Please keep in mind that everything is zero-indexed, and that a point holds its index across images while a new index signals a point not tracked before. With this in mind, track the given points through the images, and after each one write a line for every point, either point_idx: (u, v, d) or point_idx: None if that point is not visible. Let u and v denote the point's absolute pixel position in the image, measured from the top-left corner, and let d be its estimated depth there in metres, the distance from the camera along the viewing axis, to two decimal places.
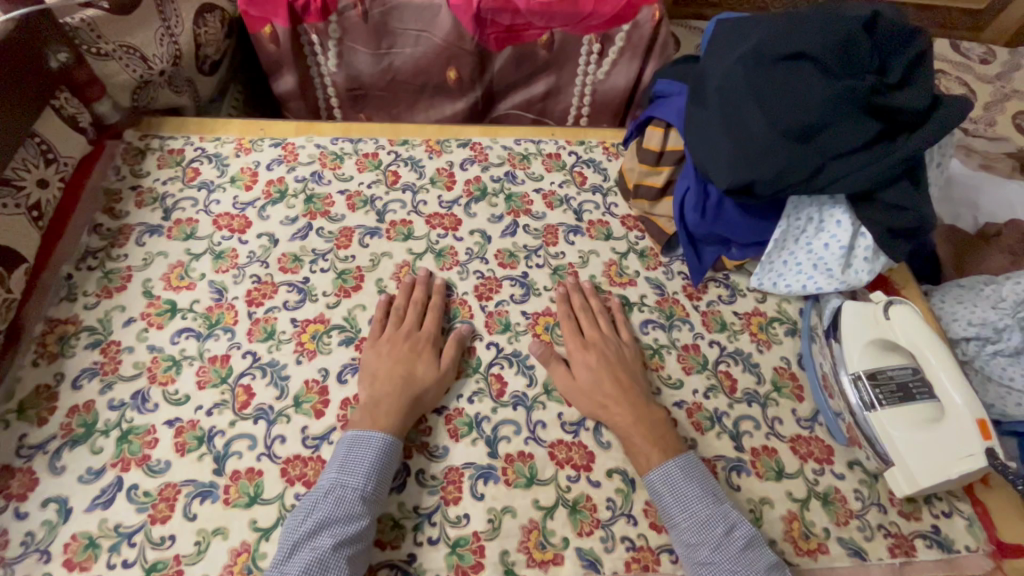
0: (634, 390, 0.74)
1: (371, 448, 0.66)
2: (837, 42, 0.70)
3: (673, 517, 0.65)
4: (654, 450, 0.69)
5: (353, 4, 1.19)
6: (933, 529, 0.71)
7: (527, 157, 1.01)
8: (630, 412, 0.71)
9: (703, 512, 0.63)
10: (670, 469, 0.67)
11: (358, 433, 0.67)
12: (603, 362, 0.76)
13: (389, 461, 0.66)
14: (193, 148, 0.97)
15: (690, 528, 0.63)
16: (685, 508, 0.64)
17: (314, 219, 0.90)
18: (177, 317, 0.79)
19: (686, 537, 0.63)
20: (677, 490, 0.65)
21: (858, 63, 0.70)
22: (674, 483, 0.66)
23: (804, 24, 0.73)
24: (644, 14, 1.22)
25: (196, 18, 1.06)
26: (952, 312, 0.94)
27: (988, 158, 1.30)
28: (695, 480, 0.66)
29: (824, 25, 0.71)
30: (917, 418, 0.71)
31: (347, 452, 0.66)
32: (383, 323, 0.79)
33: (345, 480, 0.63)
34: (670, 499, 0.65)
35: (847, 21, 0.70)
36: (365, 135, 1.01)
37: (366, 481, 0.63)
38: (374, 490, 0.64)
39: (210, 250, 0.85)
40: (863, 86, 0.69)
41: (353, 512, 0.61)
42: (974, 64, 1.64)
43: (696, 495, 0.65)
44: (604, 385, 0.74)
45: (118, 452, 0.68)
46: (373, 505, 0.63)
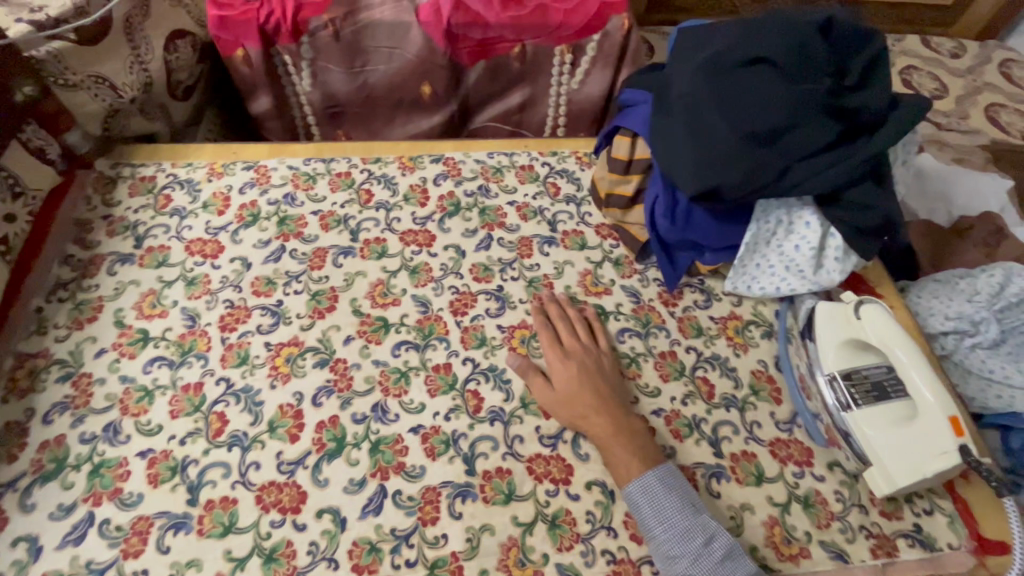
0: (612, 400, 0.73)
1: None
2: (793, 47, 0.71)
3: (652, 529, 0.64)
4: (631, 461, 0.68)
5: (323, 24, 1.19)
6: (915, 528, 0.71)
7: (500, 170, 1.01)
8: (611, 423, 0.71)
9: (682, 525, 0.63)
10: (648, 481, 0.66)
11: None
12: (583, 371, 0.76)
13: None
14: (165, 175, 0.97)
15: (669, 541, 0.63)
16: (664, 520, 0.64)
17: (287, 241, 0.90)
18: (150, 346, 0.78)
19: (665, 549, 0.63)
20: (655, 503, 0.65)
21: (815, 67, 0.71)
22: (652, 495, 0.65)
23: (760, 32, 0.74)
24: (614, 23, 1.23)
25: (166, 44, 1.07)
26: (927, 307, 0.94)
27: (961, 152, 1.32)
28: (673, 492, 0.65)
29: (780, 32, 0.72)
30: (892, 416, 0.70)
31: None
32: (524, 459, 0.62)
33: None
34: (647, 511, 0.65)
35: (802, 26, 0.71)
36: (338, 154, 1.02)
37: None
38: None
39: (183, 277, 0.85)
40: (821, 89, 0.70)
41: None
42: (945, 58, 1.66)
43: (675, 507, 0.64)
44: (584, 396, 0.73)
45: (90, 486, 0.67)
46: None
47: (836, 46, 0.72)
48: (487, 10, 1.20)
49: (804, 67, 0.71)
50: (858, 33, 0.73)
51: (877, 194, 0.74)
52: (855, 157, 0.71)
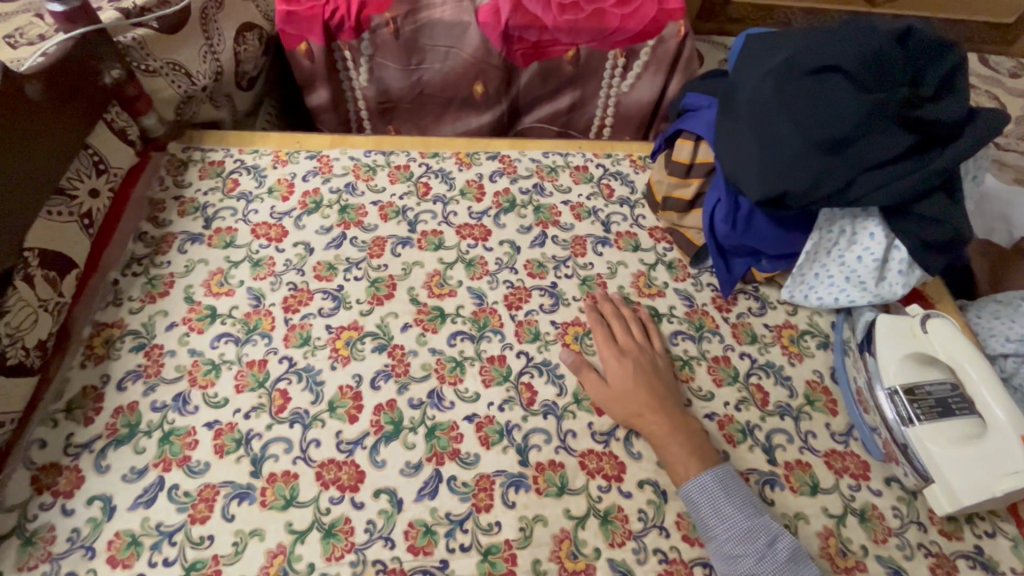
0: (668, 401, 0.73)
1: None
2: (866, 55, 0.70)
3: (712, 529, 0.64)
4: (688, 461, 0.68)
5: (385, 22, 1.23)
6: (976, 549, 0.69)
7: (555, 170, 1.03)
8: (667, 422, 0.71)
9: (744, 526, 0.63)
10: (707, 480, 0.66)
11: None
12: (638, 370, 0.76)
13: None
14: (233, 160, 1.01)
15: (731, 541, 0.63)
16: (724, 520, 0.64)
17: (348, 229, 0.92)
18: (217, 322, 0.81)
19: (727, 549, 0.63)
20: (715, 503, 0.65)
21: (888, 76, 0.71)
22: (712, 495, 0.65)
23: (832, 40, 0.74)
24: (669, 30, 1.24)
25: (235, 35, 1.12)
26: (988, 328, 0.93)
27: (1021, 173, 1.29)
28: (733, 493, 0.65)
29: (854, 39, 0.72)
30: (955, 435, 0.69)
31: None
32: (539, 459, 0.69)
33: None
34: (707, 511, 0.65)
35: (877, 35, 0.71)
36: (397, 148, 1.04)
37: None
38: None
39: (248, 258, 0.88)
40: (895, 99, 0.69)
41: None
42: (1003, 77, 1.62)
43: (736, 507, 0.64)
44: (639, 395, 0.73)
45: (160, 452, 0.70)
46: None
47: (912, 55, 0.71)
48: (545, 13, 1.22)
49: (878, 77, 0.71)
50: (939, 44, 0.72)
51: (947, 208, 0.73)
52: (927, 169, 0.71)
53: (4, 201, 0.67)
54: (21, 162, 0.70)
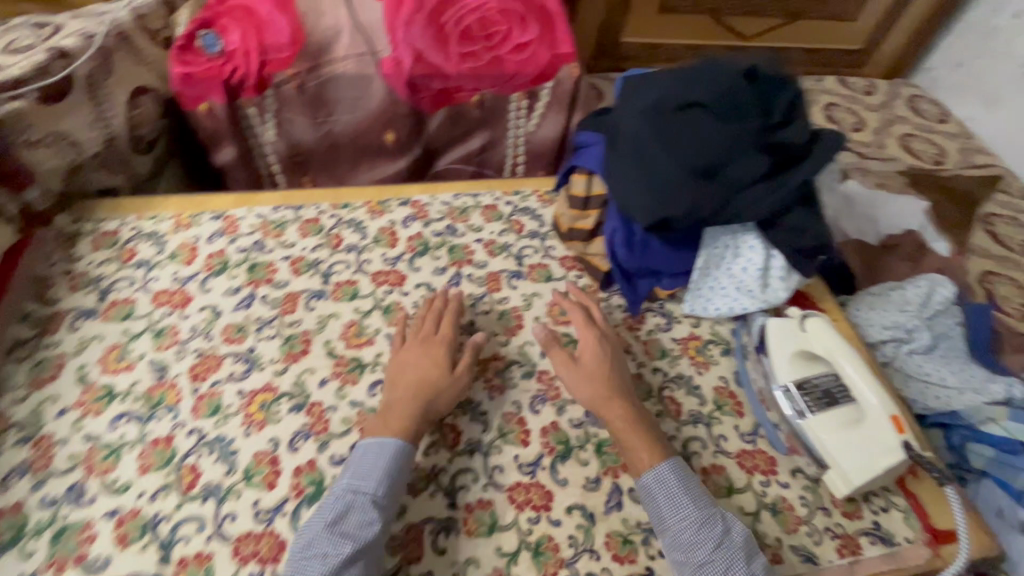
0: (628, 392, 0.78)
1: (392, 458, 0.69)
2: (723, 93, 0.78)
3: (670, 517, 0.67)
4: (647, 451, 0.72)
5: (287, 78, 1.24)
6: (874, 525, 0.75)
7: (466, 211, 1.06)
8: (626, 412, 0.75)
9: (699, 514, 0.66)
10: (664, 472, 0.69)
11: (376, 438, 0.70)
12: (606, 359, 0.80)
13: (406, 461, 0.70)
14: (130, 228, 0.97)
15: (687, 530, 0.65)
16: (684, 509, 0.67)
17: (258, 287, 0.90)
18: (116, 402, 0.76)
19: (682, 535, 0.66)
20: (671, 494, 0.68)
21: (745, 107, 0.79)
22: (668, 485, 0.69)
23: (696, 79, 0.82)
24: (564, 72, 1.33)
25: (130, 100, 1.09)
26: (868, 318, 1.04)
27: (882, 178, 1.46)
28: (688, 485, 0.69)
29: (712, 78, 0.80)
30: (842, 420, 0.76)
31: (357, 459, 0.69)
32: (402, 335, 0.84)
33: (359, 485, 0.67)
34: (664, 501, 0.68)
35: (730, 74, 0.80)
36: (306, 201, 1.04)
37: (378, 487, 0.67)
38: (389, 498, 0.67)
39: (149, 329, 0.84)
40: (751, 128, 0.78)
41: (378, 514, 0.65)
42: (861, 95, 1.85)
43: (691, 498, 0.68)
44: (604, 383, 0.78)
45: (53, 553, 0.65)
46: (386, 508, 0.66)
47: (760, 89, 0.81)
48: (446, 62, 1.27)
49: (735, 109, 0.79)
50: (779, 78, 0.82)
51: (808, 219, 0.82)
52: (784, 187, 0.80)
53: None
54: None
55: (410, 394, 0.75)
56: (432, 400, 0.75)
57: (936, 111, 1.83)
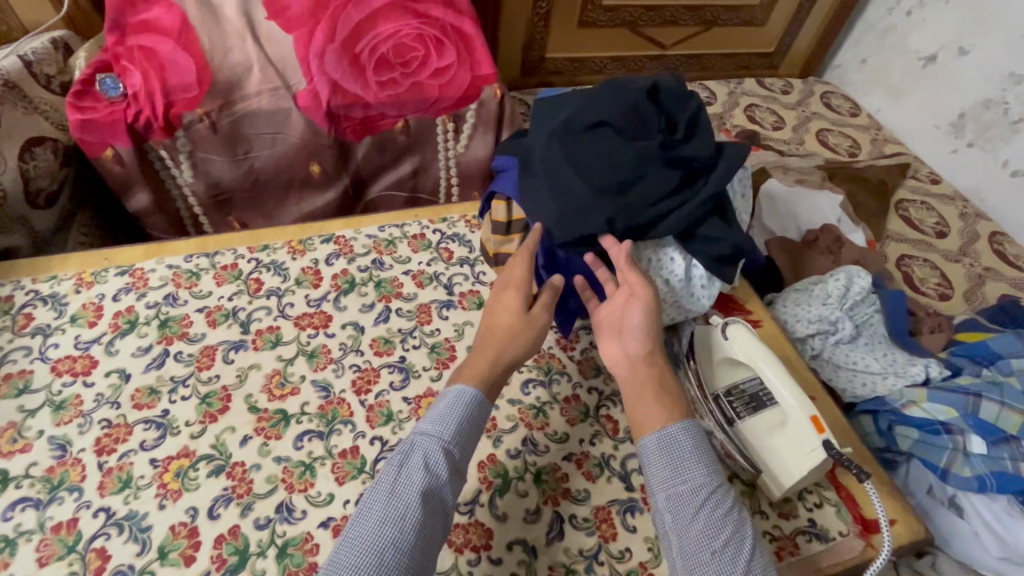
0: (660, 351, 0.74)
1: (473, 408, 0.68)
2: (627, 112, 0.80)
3: (677, 482, 0.61)
4: (663, 412, 0.67)
5: (198, 117, 1.19)
6: (810, 523, 0.77)
7: (393, 242, 1.04)
8: (658, 372, 0.71)
9: (712, 481, 0.61)
10: (679, 436, 0.64)
11: (457, 386, 0.69)
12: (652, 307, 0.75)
13: (479, 415, 0.68)
14: (25, 292, 0.90)
15: (695, 494, 0.60)
16: (694, 474, 0.62)
17: (171, 344, 0.86)
18: (10, 488, 0.70)
19: (689, 495, 0.61)
20: (685, 457, 0.63)
21: (647, 126, 0.81)
22: (685, 446, 0.64)
23: (599, 102, 0.83)
24: (487, 93, 1.34)
25: (21, 153, 1.05)
26: (795, 314, 1.08)
27: (802, 173, 1.53)
28: (703, 451, 0.64)
29: (615, 98, 0.82)
30: (768, 423, 0.78)
31: (445, 402, 0.68)
32: (513, 262, 0.82)
33: (434, 430, 0.65)
34: (674, 463, 0.63)
35: (632, 94, 0.82)
36: (222, 247, 0.99)
37: (452, 434, 0.65)
38: (465, 449, 0.66)
39: (48, 402, 0.78)
40: (654, 144, 0.79)
41: (452, 463, 0.63)
42: (778, 95, 1.94)
43: (705, 463, 0.63)
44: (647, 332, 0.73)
45: None
46: (456, 457, 0.64)
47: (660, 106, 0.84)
48: (365, 91, 1.26)
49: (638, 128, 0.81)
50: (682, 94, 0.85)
51: (721, 228, 0.85)
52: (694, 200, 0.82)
53: None
54: None
55: (489, 342, 0.75)
56: (507, 344, 0.74)
57: (847, 105, 1.93)
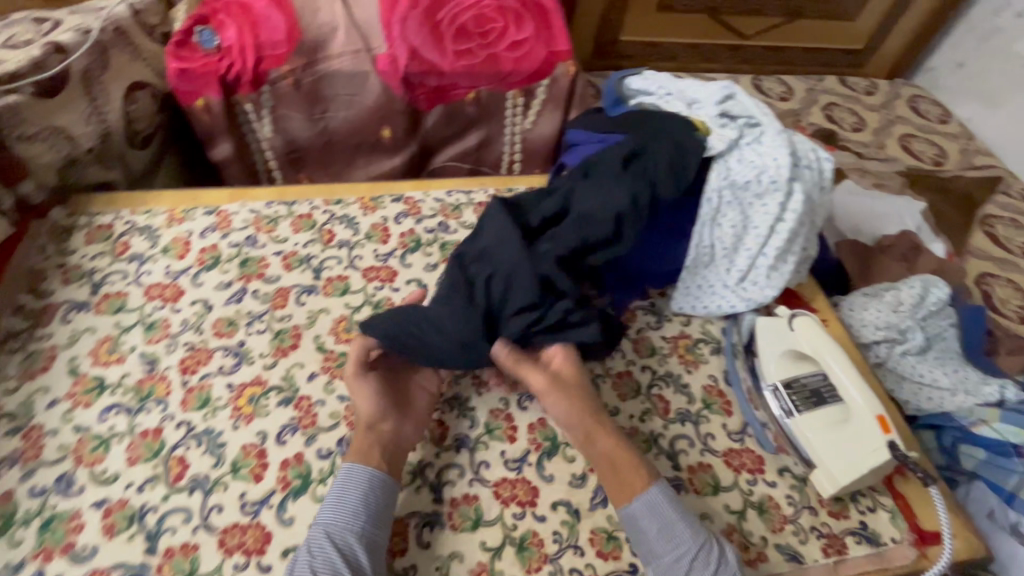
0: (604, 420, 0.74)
1: (371, 489, 0.67)
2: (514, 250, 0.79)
3: (662, 550, 0.65)
4: (638, 477, 0.70)
5: (283, 75, 1.24)
6: (861, 525, 0.75)
7: (459, 208, 1.06)
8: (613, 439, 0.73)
9: (694, 544, 0.65)
10: (657, 500, 0.67)
11: (347, 471, 0.68)
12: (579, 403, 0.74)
13: (375, 495, 0.66)
14: (124, 222, 0.98)
15: (680, 560, 0.64)
16: (675, 542, 0.65)
17: (249, 282, 0.91)
18: (105, 394, 0.77)
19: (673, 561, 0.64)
20: (666, 523, 0.66)
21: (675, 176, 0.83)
22: (662, 513, 0.67)
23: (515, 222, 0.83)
24: (560, 69, 1.33)
25: (125, 95, 1.10)
26: (861, 319, 1.03)
27: (880, 178, 1.46)
28: (681, 511, 0.67)
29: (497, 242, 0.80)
30: (829, 419, 0.77)
31: (335, 491, 0.66)
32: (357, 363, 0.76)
33: (330, 520, 0.64)
34: (658, 533, 0.66)
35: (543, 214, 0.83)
36: (300, 197, 1.04)
37: (347, 521, 0.63)
38: (364, 535, 0.63)
39: (141, 322, 0.85)
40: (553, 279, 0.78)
41: (347, 551, 0.61)
42: (861, 96, 1.84)
43: (685, 524, 0.66)
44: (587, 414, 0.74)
45: (40, 541, 0.65)
46: (353, 545, 0.62)
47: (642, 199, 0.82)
48: (441, 59, 1.27)
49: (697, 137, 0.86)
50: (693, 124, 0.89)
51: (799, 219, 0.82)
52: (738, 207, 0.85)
53: None
54: None
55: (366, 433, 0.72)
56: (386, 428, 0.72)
57: (936, 112, 1.82)
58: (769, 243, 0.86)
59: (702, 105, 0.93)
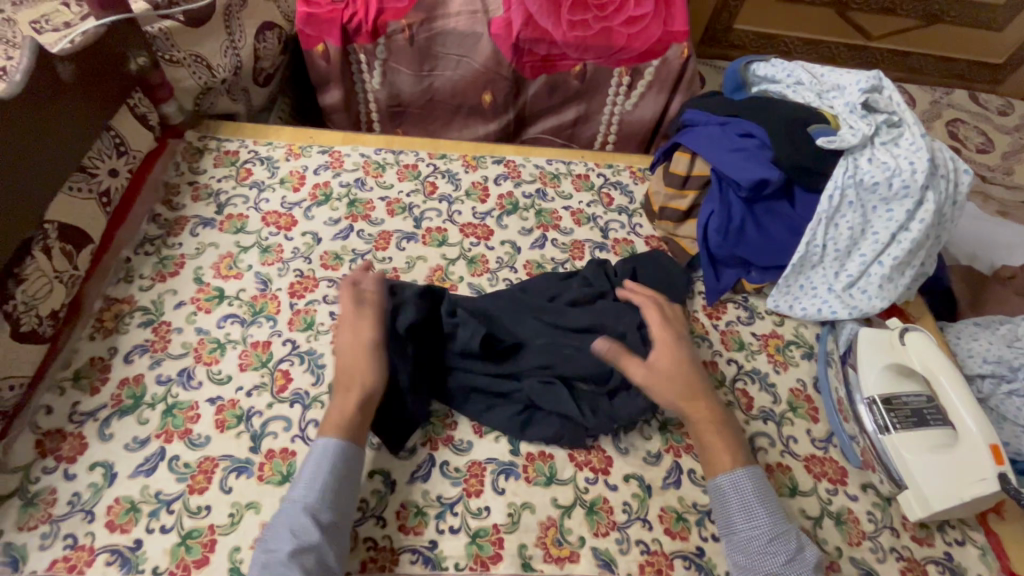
0: (706, 392, 0.73)
1: (339, 463, 0.63)
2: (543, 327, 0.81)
3: (740, 525, 0.64)
4: (725, 456, 0.69)
5: (401, 29, 1.27)
6: (946, 556, 0.72)
7: (558, 177, 1.07)
8: (707, 414, 0.71)
9: (772, 527, 0.63)
10: (740, 480, 0.66)
11: (321, 443, 0.64)
12: (684, 369, 0.74)
13: (343, 465, 0.64)
14: (248, 151, 1.05)
15: (755, 539, 0.63)
16: (752, 519, 0.64)
17: (355, 222, 0.96)
18: (224, 303, 0.84)
19: (749, 537, 0.63)
20: (746, 502, 0.65)
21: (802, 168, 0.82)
22: (744, 494, 0.66)
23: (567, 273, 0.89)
24: (673, 51, 1.29)
25: (256, 33, 1.15)
26: (967, 349, 0.98)
27: (1006, 206, 1.34)
28: (764, 497, 0.66)
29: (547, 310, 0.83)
30: (930, 442, 0.73)
31: (307, 465, 0.63)
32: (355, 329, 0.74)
33: (302, 495, 0.60)
34: (737, 507, 0.65)
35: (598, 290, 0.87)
36: (406, 148, 1.08)
37: (316, 494, 0.61)
38: (335, 506, 0.61)
39: (258, 244, 0.91)
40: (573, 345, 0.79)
41: (320, 522, 0.59)
42: (992, 115, 1.68)
43: (766, 509, 0.64)
44: (689, 382, 0.73)
45: (163, 424, 0.72)
46: (324, 515, 0.60)
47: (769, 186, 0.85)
48: (554, 28, 1.27)
49: (821, 131, 0.84)
50: (823, 117, 0.86)
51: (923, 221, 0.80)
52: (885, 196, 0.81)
53: (42, 163, 0.73)
54: (61, 131, 0.75)
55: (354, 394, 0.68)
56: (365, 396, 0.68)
57: None
58: (887, 250, 0.83)
59: (837, 96, 0.89)
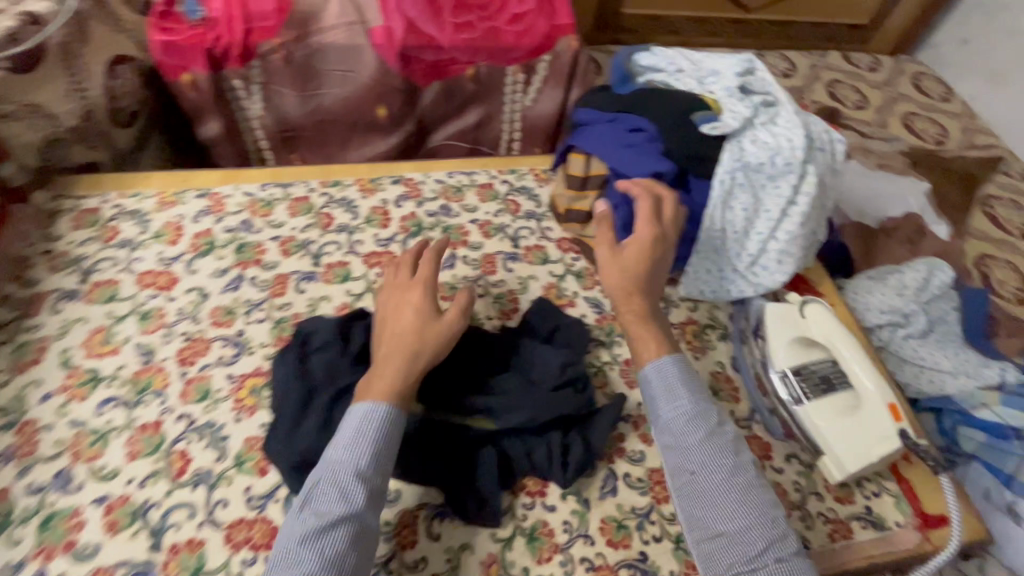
0: (650, 287, 0.76)
1: (386, 431, 0.61)
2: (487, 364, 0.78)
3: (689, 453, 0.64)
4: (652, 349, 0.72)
5: (274, 48, 1.18)
6: (866, 509, 0.76)
7: (460, 189, 1.03)
8: (643, 308, 0.75)
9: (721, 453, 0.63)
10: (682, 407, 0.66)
11: (363, 409, 0.62)
12: (634, 260, 0.76)
13: (391, 435, 0.62)
14: (111, 206, 0.94)
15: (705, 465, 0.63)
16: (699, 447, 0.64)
17: (246, 269, 0.88)
18: (101, 386, 0.75)
19: (702, 470, 0.62)
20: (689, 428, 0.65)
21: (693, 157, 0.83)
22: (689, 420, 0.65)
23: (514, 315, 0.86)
24: (562, 43, 1.27)
25: (107, 71, 1.00)
26: (865, 303, 1.01)
27: (884, 158, 1.44)
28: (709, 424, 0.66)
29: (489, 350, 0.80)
30: (839, 407, 0.77)
31: (353, 429, 0.61)
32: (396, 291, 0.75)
33: (347, 460, 0.59)
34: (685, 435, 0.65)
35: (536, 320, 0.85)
36: (295, 178, 1.00)
37: (363, 459, 0.59)
38: (381, 469, 0.60)
39: (135, 311, 0.82)
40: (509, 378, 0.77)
41: (367, 486, 0.58)
42: (864, 72, 1.80)
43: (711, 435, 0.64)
44: (636, 275, 0.76)
45: (41, 540, 0.64)
46: (373, 482, 0.59)
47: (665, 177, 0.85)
48: (439, 33, 1.21)
49: (705, 117, 0.85)
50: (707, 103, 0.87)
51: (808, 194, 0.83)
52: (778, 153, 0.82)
53: None
54: None
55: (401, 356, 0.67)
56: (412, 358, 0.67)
57: (939, 89, 1.77)
58: (781, 226, 0.86)
59: (717, 80, 0.91)
